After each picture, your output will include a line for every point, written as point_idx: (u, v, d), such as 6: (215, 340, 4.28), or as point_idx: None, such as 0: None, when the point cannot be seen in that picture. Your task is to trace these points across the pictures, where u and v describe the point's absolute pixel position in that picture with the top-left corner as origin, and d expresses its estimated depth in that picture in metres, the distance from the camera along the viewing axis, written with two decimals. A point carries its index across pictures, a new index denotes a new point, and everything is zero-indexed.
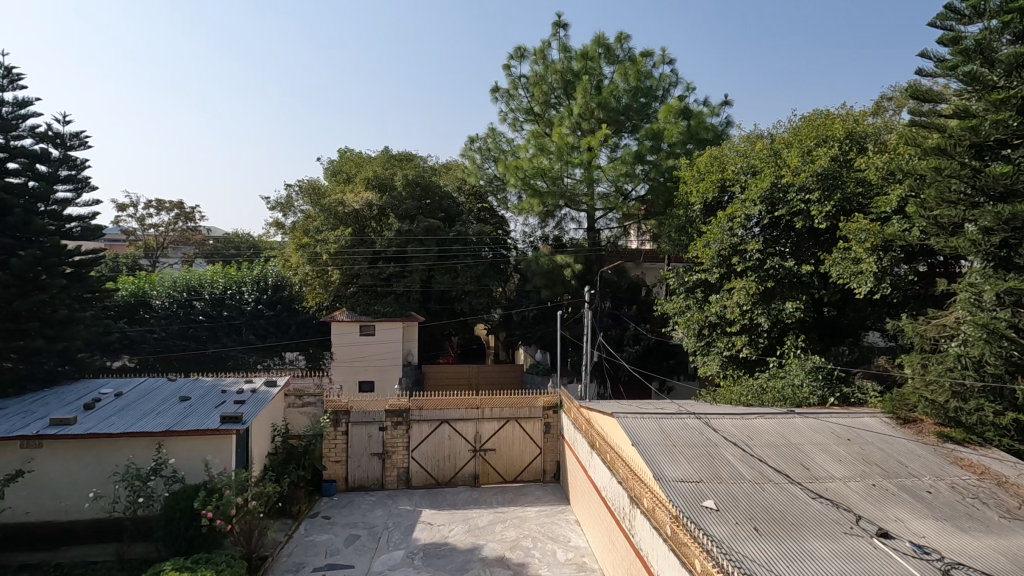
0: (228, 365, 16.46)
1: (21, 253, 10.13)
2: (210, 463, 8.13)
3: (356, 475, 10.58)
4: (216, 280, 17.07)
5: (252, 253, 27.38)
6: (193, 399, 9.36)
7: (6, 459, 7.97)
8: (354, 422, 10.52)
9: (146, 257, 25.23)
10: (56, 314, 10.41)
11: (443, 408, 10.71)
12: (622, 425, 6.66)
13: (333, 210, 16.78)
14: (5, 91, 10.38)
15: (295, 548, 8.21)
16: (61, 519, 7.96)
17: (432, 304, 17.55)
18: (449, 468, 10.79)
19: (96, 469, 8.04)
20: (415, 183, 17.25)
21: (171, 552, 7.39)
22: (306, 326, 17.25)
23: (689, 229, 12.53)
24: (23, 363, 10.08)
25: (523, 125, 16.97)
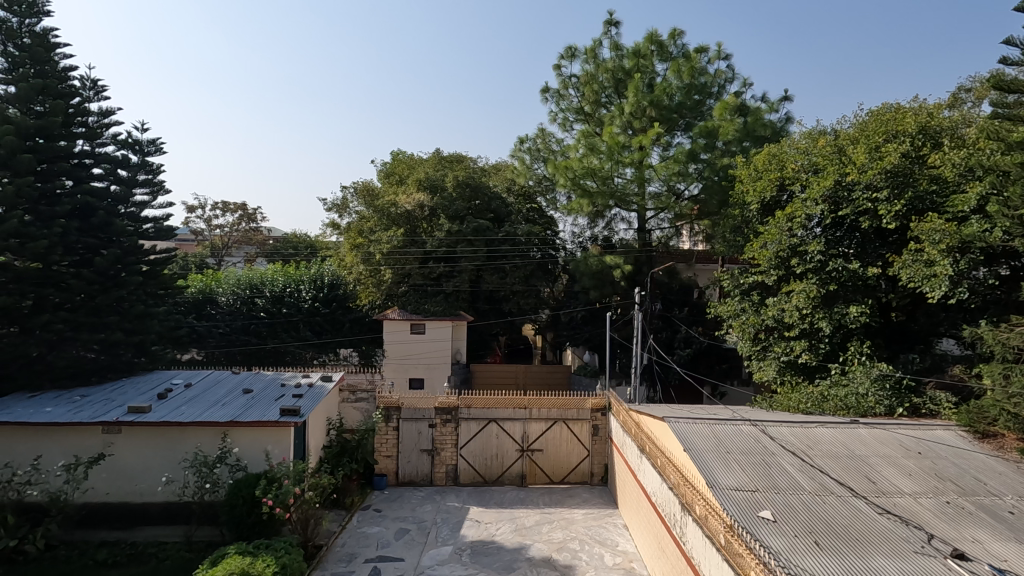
0: (287, 360, 17.16)
1: (104, 252, 10.89)
2: (270, 453, 8.54)
3: (406, 470, 10.80)
4: (276, 279, 17.73)
5: (309, 253, 28.38)
6: (255, 391, 9.84)
7: (89, 443, 8.58)
8: (405, 418, 10.75)
9: (212, 256, 26.62)
10: (133, 309, 11.15)
11: (492, 408, 10.81)
12: (673, 429, 6.52)
13: (386, 211, 17.22)
14: (92, 101, 11.21)
15: (349, 539, 8.47)
16: (136, 501, 8.51)
17: (480, 304, 17.74)
18: (496, 467, 10.86)
19: (168, 455, 8.58)
20: (466, 184, 17.55)
21: (235, 536, 7.78)
22: (360, 323, 17.98)
23: (745, 229, 12.15)
24: (104, 354, 10.85)
25: (573, 125, 16.88)
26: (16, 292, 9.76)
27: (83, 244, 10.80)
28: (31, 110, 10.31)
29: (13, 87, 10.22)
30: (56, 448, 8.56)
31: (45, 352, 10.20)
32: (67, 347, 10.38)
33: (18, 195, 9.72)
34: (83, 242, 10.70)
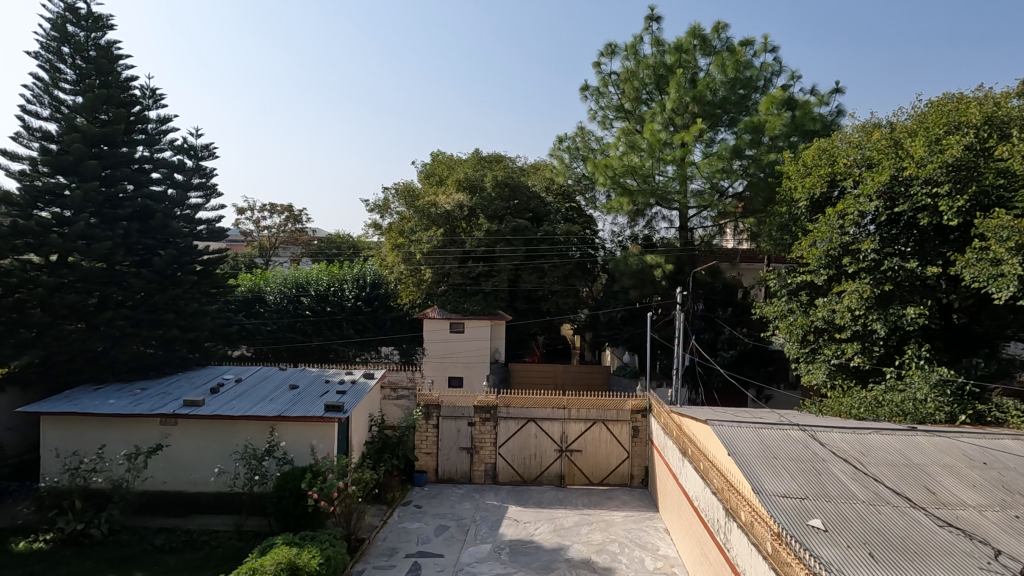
0: (331, 357, 17.53)
1: (162, 253, 11.46)
2: (315, 448, 8.81)
3: (445, 467, 10.91)
4: (321, 278, 18.21)
5: (351, 253, 29.07)
6: (301, 387, 10.15)
7: (148, 434, 9.03)
8: (445, 416, 10.87)
9: (261, 256, 27.57)
10: (188, 307, 11.66)
11: (531, 407, 10.80)
12: (716, 433, 6.36)
13: (426, 211, 17.47)
14: (150, 109, 11.80)
15: (390, 533, 8.62)
16: (192, 490, 8.93)
17: (519, 303, 17.76)
18: (535, 467, 10.85)
19: (220, 447, 8.95)
20: (505, 184, 17.64)
21: (282, 527, 8.04)
22: (400, 322, 18.28)
23: (793, 227, 11.77)
24: (161, 350, 11.41)
25: (613, 123, 16.70)
26: (83, 290, 10.48)
27: (143, 245, 11.38)
28: (96, 118, 10.92)
29: (80, 97, 10.85)
30: (119, 438, 9.04)
31: (108, 347, 10.78)
32: (128, 342, 10.95)
33: (84, 200, 10.42)
34: (142, 242, 11.25)
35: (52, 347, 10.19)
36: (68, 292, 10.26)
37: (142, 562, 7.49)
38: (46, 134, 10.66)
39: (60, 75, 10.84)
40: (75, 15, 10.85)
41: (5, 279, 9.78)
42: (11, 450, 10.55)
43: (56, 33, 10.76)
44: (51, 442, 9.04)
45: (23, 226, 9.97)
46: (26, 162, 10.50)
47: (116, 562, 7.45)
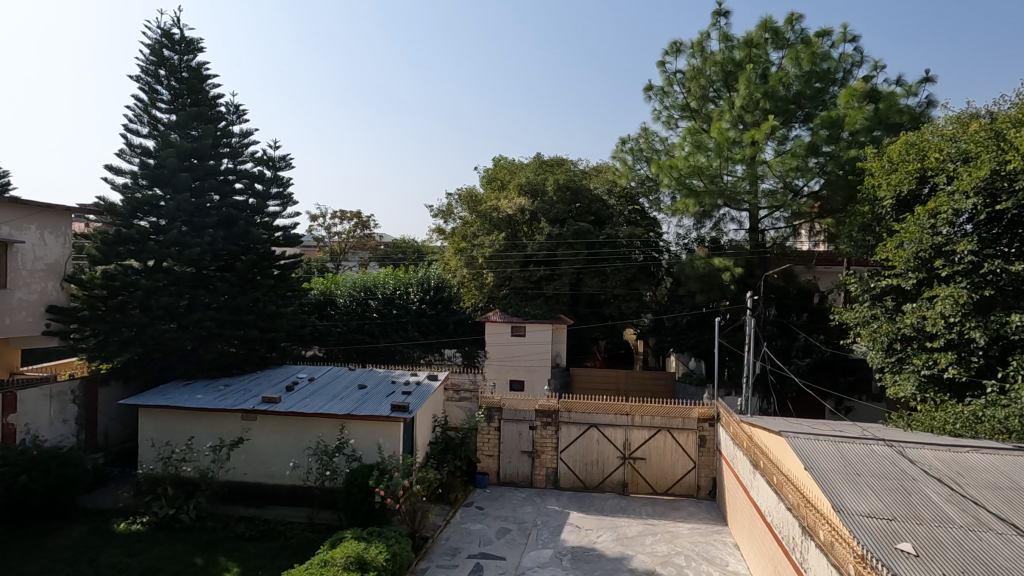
0: (397, 359, 17.98)
1: (243, 258, 12.21)
2: (382, 446, 9.13)
3: (507, 470, 10.95)
4: (388, 281, 18.76)
5: (416, 257, 29.86)
6: (369, 387, 10.54)
7: (231, 428, 9.64)
8: (506, 419, 10.92)
9: (331, 260, 28.88)
10: (266, 309, 12.33)
11: (593, 412, 10.66)
12: (792, 445, 6.02)
13: (489, 216, 17.69)
14: (234, 124, 12.61)
15: (452, 534, 8.75)
16: (269, 482, 9.46)
17: (581, 307, 17.67)
18: (597, 473, 10.69)
19: (295, 442, 9.43)
20: (566, 188, 17.64)
21: (351, 522, 8.35)
22: (463, 325, 18.53)
23: (877, 228, 11.00)
24: (242, 349, 12.15)
25: (678, 122, 16.28)
26: (176, 292, 11.43)
27: (228, 250, 12.11)
28: (187, 134, 11.81)
29: (174, 115, 11.78)
30: (205, 431, 9.70)
31: (196, 346, 11.64)
32: (214, 341, 11.77)
33: (177, 210, 11.40)
34: (226, 248, 12.03)
35: (149, 344, 11.15)
36: (162, 294, 11.20)
37: (225, 547, 7.99)
38: (144, 150, 11.64)
39: (158, 95, 11.81)
40: (171, 40, 11.81)
41: (110, 282, 10.92)
42: (114, 438, 11.58)
43: (154, 57, 11.75)
44: (147, 432, 9.83)
45: (126, 234, 11.02)
46: (128, 176, 11.50)
47: (202, 546, 8.00)
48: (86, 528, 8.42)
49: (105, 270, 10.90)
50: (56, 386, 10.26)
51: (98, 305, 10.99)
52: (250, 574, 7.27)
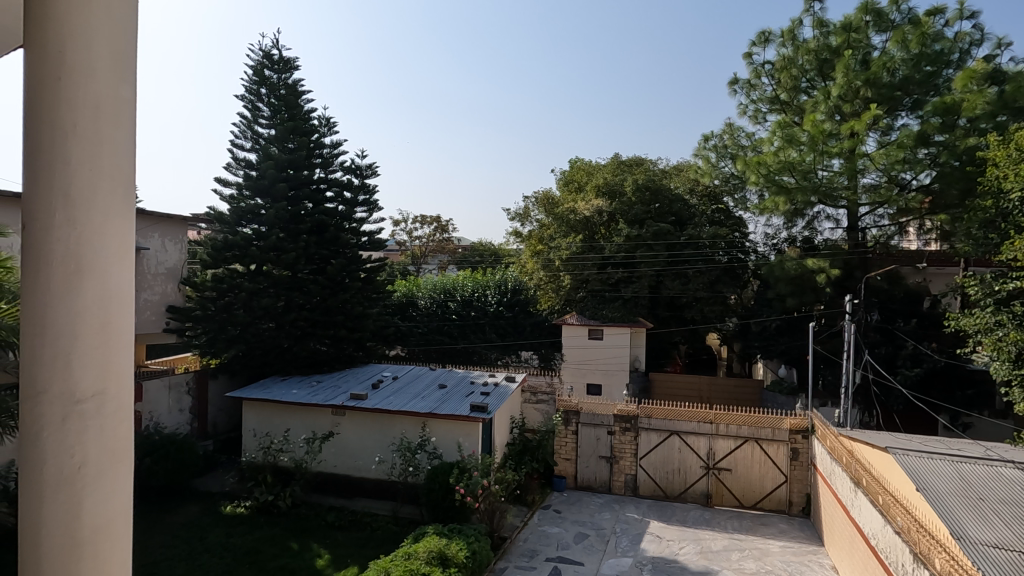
0: (475, 360, 18.24)
1: (333, 261, 12.86)
2: (462, 445, 9.34)
3: (585, 474, 10.83)
4: (466, 284, 18.99)
5: (494, 261, 30.24)
6: (449, 387, 10.81)
7: (322, 422, 10.23)
8: (584, 423, 10.81)
9: (412, 264, 29.93)
10: (354, 311, 12.92)
11: (674, 419, 10.31)
12: (900, 462, 5.51)
13: (566, 218, 17.60)
14: (326, 136, 13.40)
15: (530, 535, 8.77)
16: (356, 474, 9.95)
17: (661, 311, 17.14)
18: (679, 482, 10.33)
19: (380, 438, 9.85)
20: (646, 188, 17.32)
21: (433, 518, 8.61)
22: (540, 327, 18.40)
23: (1002, 224, 9.83)
24: (332, 347, 12.85)
25: (766, 117, 15.47)
26: (274, 294, 12.32)
27: (319, 255, 12.77)
28: (285, 147, 12.67)
29: (273, 129, 12.69)
30: (300, 423, 10.36)
31: (291, 344, 12.50)
32: (307, 340, 12.56)
33: (275, 218, 12.27)
34: (318, 253, 12.73)
35: (251, 342, 12.13)
36: (262, 296, 12.12)
37: (317, 534, 8.48)
38: (248, 163, 12.64)
39: (259, 112, 12.79)
40: (270, 60, 12.76)
41: (219, 284, 12.04)
42: (221, 427, 12.66)
43: (256, 77, 12.74)
44: (249, 423, 10.63)
45: (232, 240, 12.05)
46: (234, 187, 12.52)
47: (297, 532, 8.54)
48: (199, 508, 9.25)
49: (215, 274, 12.08)
50: (174, 377, 11.38)
51: (209, 306, 12.10)
52: (340, 561, 7.66)
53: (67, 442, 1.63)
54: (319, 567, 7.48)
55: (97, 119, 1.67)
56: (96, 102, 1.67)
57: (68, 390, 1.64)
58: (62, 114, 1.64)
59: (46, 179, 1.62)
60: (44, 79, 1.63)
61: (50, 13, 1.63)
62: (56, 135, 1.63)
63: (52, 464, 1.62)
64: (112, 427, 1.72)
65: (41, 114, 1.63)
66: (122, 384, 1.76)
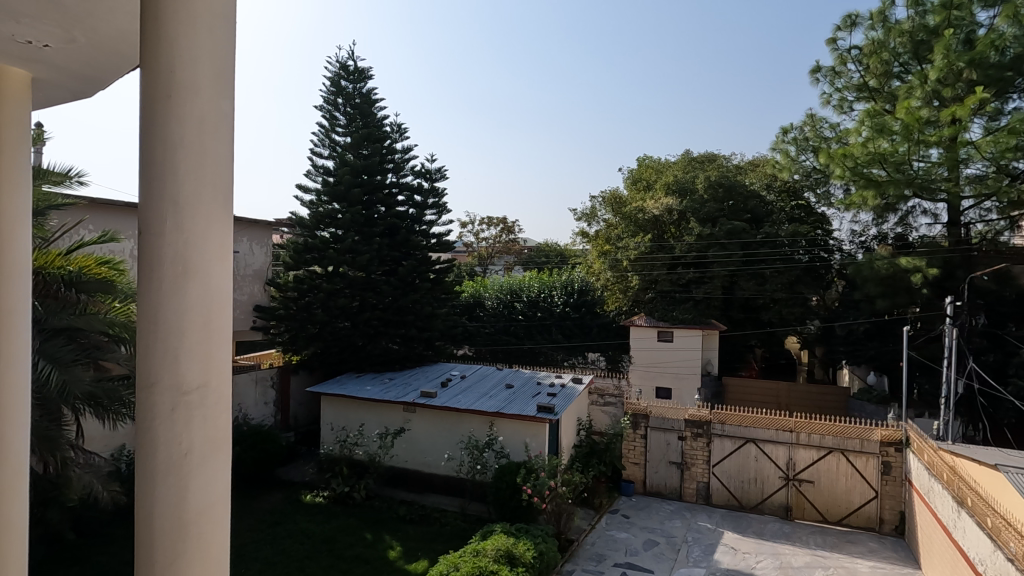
0: (541, 360, 18.20)
1: (404, 263, 13.27)
2: (529, 445, 9.36)
3: (654, 480, 10.55)
4: (533, 285, 18.95)
5: (560, 261, 30.18)
6: (516, 387, 10.87)
7: (394, 418, 10.58)
8: (653, 427, 10.52)
9: (479, 264, 30.38)
10: (423, 311, 13.28)
11: (750, 426, 9.84)
12: (1013, 481, 4.97)
13: (634, 217, 17.27)
14: (397, 141, 13.85)
15: (598, 539, 8.65)
16: (426, 470, 10.21)
17: (734, 312, 16.47)
18: (755, 493, 9.84)
19: (449, 435, 10.06)
20: (719, 184, 16.69)
21: (500, 516, 8.69)
22: (607, 329, 18.18)
23: None
24: (402, 346, 13.26)
25: (853, 106, 14.45)
26: (350, 294, 12.88)
27: (391, 257, 13.21)
28: (360, 153, 13.22)
29: (349, 137, 13.27)
30: (373, 419, 10.76)
31: (365, 342, 13.02)
32: (380, 339, 13.04)
33: (350, 221, 12.85)
34: (390, 255, 13.18)
35: (329, 340, 12.79)
36: (339, 296, 12.72)
37: (389, 527, 8.77)
38: (326, 170, 13.28)
39: (336, 121, 13.41)
40: (346, 71, 13.36)
41: (300, 285, 12.75)
42: (301, 420, 13.38)
43: (333, 88, 13.40)
44: (327, 417, 11.16)
45: (311, 243, 12.75)
46: (314, 193, 13.20)
47: (371, 523, 8.87)
48: (282, 496, 9.83)
49: (297, 276, 12.79)
50: (259, 372, 12.16)
51: (291, 305, 12.84)
52: (411, 554, 7.89)
53: (175, 428, 1.78)
54: (391, 558, 7.75)
55: (200, 132, 1.81)
56: (201, 117, 1.82)
57: (177, 380, 1.78)
58: (172, 129, 1.78)
59: (159, 189, 1.77)
60: (156, 97, 1.78)
61: (162, 38, 1.78)
62: (166, 148, 1.78)
63: (162, 449, 1.76)
64: (213, 416, 1.85)
65: (156, 128, 1.78)
66: (222, 375, 1.89)
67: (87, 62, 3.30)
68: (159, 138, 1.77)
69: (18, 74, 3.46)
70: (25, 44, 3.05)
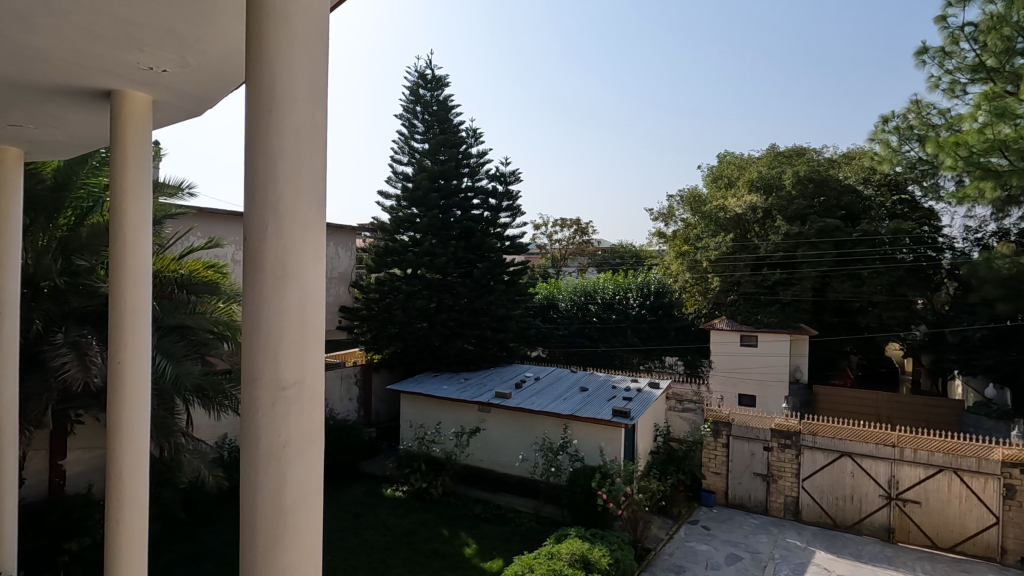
0: (616, 364, 17.80)
1: (480, 265, 13.50)
2: (604, 450, 9.22)
3: (737, 492, 10.04)
4: (607, 287, 18.56)
5: (634, 262, 29.56)
6: (590, 390, 10.74)
7: (469, 417, 10.78)
8: (736, 436, 10.02)
9: (552, 266, 30.36)
10: (498, 313, 13.45)
11: (845, 440, 9.14)
12: None
13: (714, 216, 16.59)
14: (472, 146, 14.11)
15: (676, 550, 8.35)
16: (501, 470, 10.32)
17: (827, 316, 15.40)
18: (851, 511, 9.12)
19: (523, 436, 10.12)
20: (808, 179, 15.67)
21: (575, 520, 8.62)
22: (685, 332, 17.60)
23: None
24: (477, 347, 13.49)
25: (966, 89, 13.10)
26: (427, 296, 13.26)
27: (467, 259, 13.51)
28: (437, 159, 13.62)
29: (427, 143, 13.70)
30: (449, 418, 11.01)
31: (442, 342, 13.36)
32: (456, 339, 13.34)
33: (428, 225, 13.27)
34: (466, 257, 13.47)
35: (408, 340, 13.26)
36: (417, 297, 13.15)
37: (465, 524, 8.94)
38: (405, 176, 13.78)
39: (415, 129, 13.88)
40: (424, 80, 13.81)
41: (381, 287, 13.28)
42: (382, 416, 13.94)
43: (412, 97, 13.89)
44: (406, 415, 11.55)
45: (391, 247, 13.27)
46: (394, 199, 13.73)
47: (448, 519, 9.08)
48: (365, 489, 10.28)
49: (378, 278, 13.33)
50: (344, 369, 12.80)
51: (372, 306, 13.42)
52: (487, 552, 8.00)
53: (274, 422, 1.90)
54: (467, 555, 7.89)
55: (297, 143, 1.93)
56: (299, 129, 1.93)
57: (276, 376, 1.90)
58: (272, 141, 1.91)
59: (261, 198, 1.90)
60: (258, 111, 1.91)
61: (263, 56, 1.91)
62: (267, 158, 1.90)
63: (263, 441, 1.89)
64: (307, 411, 1.96)
65: (258, 140, 1.91)
66: (316, 373, 2.00)
67: (197, 82, 3.62)
68: (261, 150, 1.90)
69: (142, 97, 3.78)
70: (146, 71, 3.40)
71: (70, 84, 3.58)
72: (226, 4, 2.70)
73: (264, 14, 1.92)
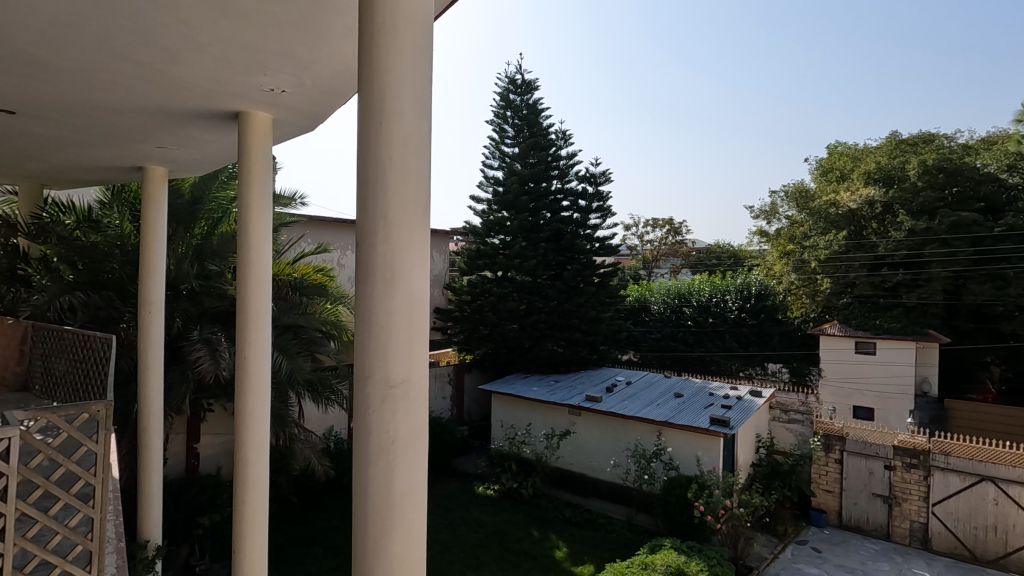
0: (713, 369, 16.85)
1: (570, 267, 13.46)
2: (701, 459, 8.82)
3: (852, 513, 9.18)
4: (703, 289, 17.78)
5: (733, 262, 28.01)
6: (685, 396, 10.33)
7: (559, 419, 10.76)
8: (851, 451, 9.19)
9: (644, 268, 29.52)
10: (588, 315, 13.34)
11: (987, 462, 8.06)
12: None
13: (824, 212, 15.32)
14: (562, 147, 14.10)
15: (782, 571, 7.79)
16: (592, 475, 10.19)
17: (961, 322, 13.83)
18: (994, 543, 8.02)
19: (614, 441, 9.94)
20: (938, 169, 14.01)
21: (670, 531, 8.32)
22: (791, 337, 16.44)
23: None
24: (566, 349, 13.43)
25: None
26: (517, 298, 13.40)
27: (556, 261, 13.52)
28: (527, 162, 13.75)
29: (517, 147, 13.86)
30: (539, 420, 11.05)
31: (532, 344, 13.46)
32: (545, 341, 13.38)
33: (519, 228, 13.43)
34: (556, 259, 13.48)
35: (499, 341, 13.51)
36: (508, 299, 13.36)
37: (555, 526, 8.93)
38: (496, 180, 14.04)
39: (505, 133, 14.06)
40: (514, 85, 14.00)
41: (473, 289, 13.62)
42: (474, 415, 14.26)
43: (503, 102, 14.12)
44: (497, 415, 11.74)
45: (483, 250, 13.55)
46: (485, 203, 14.02)
47: (538, 520, 9.12)
48: (458, 485, 10.58)
49: (470, 281, 13.68)
50: (437, 368, 13.27)
51: (465, 308, 13.79)
52: (577, 557, 7.93)
53: (385, 418, 2.00)
54: (557, 558, 7.87)
55: (405, 152, 2.02)
56: (405, 139, 2.02)
57: (386, 374, 2.00)
58: (381, 150, 2.01)
59: (372, 205, 2.01)
60: (369, 124, 2.02)
61: (373, 71, 2.02)
62: (376, 168, 2.01)
63: (374, 435, 1.99)
64: (414, 409, 2.04)
65: (369, 151, 2.02)
66: (421, 373, 2.08)
67: (310, 100, 3.92)
68: (372, 159, 2.01)
69: (263, 115, 4.14)
70: (268, 92, 3.73)
71: (205, 109, 4.01)
72: (337, 26, 2.89)
73: (373, 30, 2.03)
